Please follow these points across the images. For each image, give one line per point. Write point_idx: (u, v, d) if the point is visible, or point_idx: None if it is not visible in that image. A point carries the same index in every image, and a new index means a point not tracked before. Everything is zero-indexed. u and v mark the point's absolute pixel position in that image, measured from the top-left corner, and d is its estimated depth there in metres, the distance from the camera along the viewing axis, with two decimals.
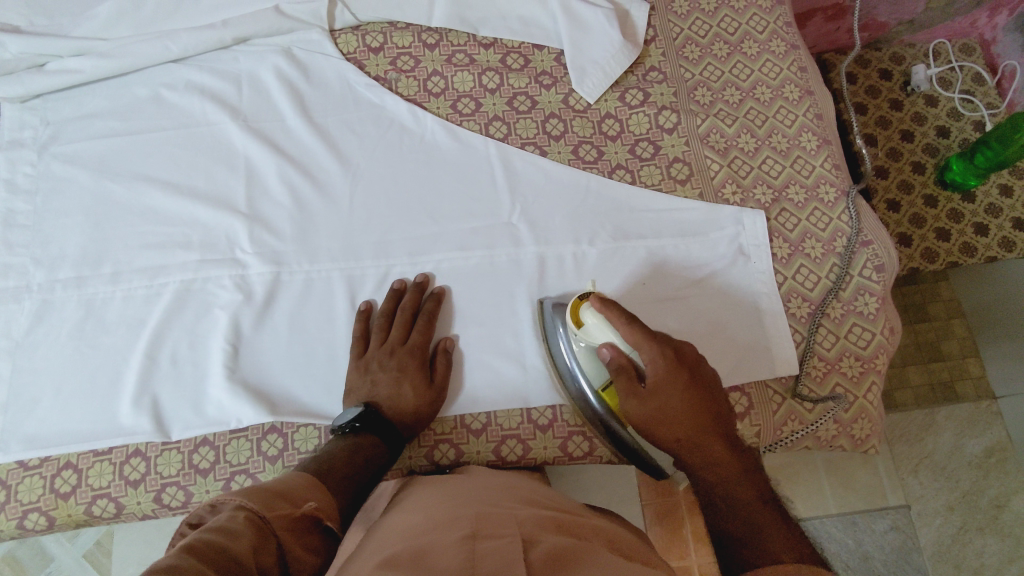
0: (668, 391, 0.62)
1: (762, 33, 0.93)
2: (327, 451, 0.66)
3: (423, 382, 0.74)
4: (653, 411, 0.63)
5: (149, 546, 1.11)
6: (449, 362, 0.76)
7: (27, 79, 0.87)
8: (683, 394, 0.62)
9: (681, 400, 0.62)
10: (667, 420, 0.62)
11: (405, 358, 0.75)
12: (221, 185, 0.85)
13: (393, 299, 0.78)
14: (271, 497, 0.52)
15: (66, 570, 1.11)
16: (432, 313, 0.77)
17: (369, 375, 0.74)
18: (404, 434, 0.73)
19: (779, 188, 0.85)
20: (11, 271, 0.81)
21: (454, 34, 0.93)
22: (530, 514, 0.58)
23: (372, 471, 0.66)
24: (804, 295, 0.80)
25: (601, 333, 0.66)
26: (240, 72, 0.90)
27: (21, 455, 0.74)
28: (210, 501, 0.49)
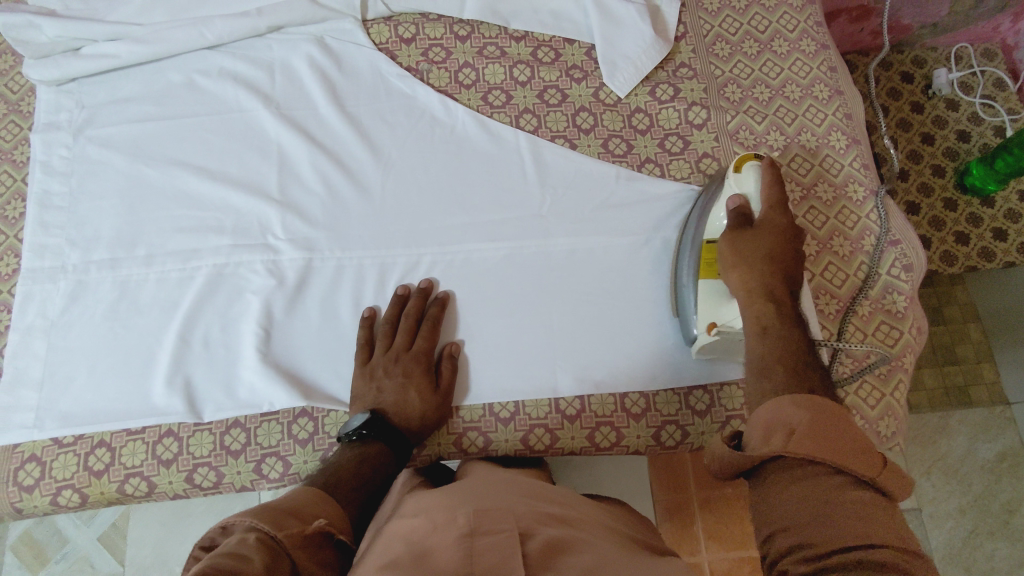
0: (762, 236, 0.72)
1: (793, 32, 0.93)
2: (335, 461, 0.68)
3: (428, 387, 0.75)
4: (742, 247, 0.71)
5: (164, 528, 1.13)
6: (455, 365, 0.77)
7: (63, 63, 0.88)
8: (773, 245, 0.71)
9: (769, 251, 0.71)
10: (747, 260, 0.71)
11: (410, 363, 0.75)
12: (254, 172, 0.85)
13: (397, 305, 0.78)
14: (282, 515, 0.53)
15: (82, 553, 1.12)
16: (436, 319, 0.78)
17: (375, 382, 0.74)
18: (411, 440, 0.74)
19: (808, 187, 0.85)
20: (47, 251, 0.82)
21: (485, 26, 0.93)
22: (533, 508, 0.59)
23: (380, 479, 0.67)
24: (831, 292, 0.81)
25: (748, 181, 0.75)
26: (274, 60, 0.90)
27: (55, 433, 0.75)
28: (221, 522, 0.51)
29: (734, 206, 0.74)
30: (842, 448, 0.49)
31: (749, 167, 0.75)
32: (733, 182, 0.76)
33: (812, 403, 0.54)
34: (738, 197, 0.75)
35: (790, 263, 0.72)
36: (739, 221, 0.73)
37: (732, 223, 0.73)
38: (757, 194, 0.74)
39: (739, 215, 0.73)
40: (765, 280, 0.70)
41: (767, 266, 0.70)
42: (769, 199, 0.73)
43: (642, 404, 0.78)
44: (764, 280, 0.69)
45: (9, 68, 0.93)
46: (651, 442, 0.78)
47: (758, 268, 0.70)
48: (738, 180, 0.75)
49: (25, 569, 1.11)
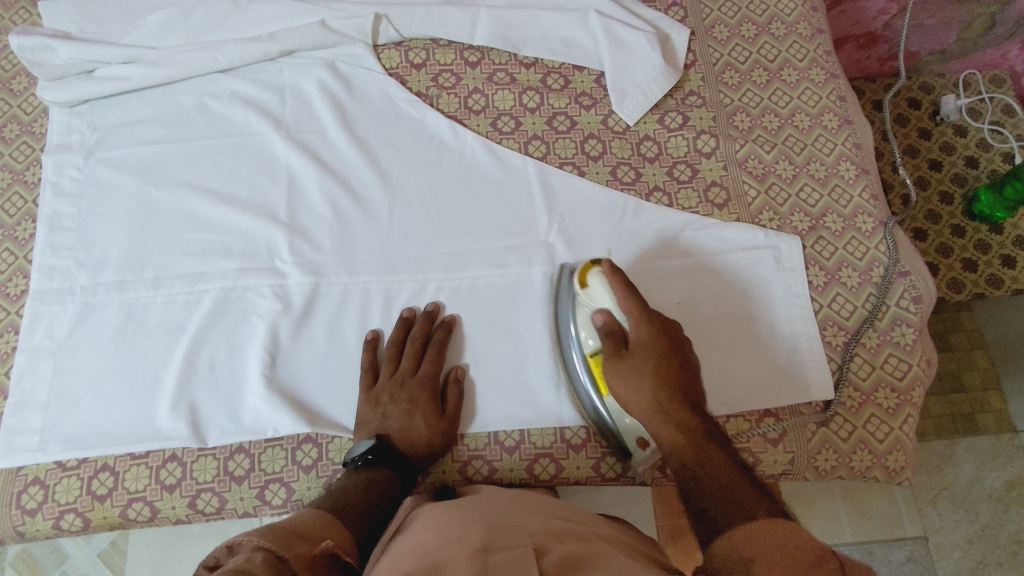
0: (645, 357, 0.65)
1: (802, 61, 0.93)
2: (342, 486, 0.67)
3: (434, 413, 0.74)
4: (627, 377, 0.65)
5: (162, 548, 1.12)
6: (461, 391, 0.77)
7: (76, 85, 0.89)
8: (657, 366, 0.64)
9: (654, 371, 0.64)
10: (635, 394, 0.64)
11: (416, 389, 0.75)
12: (263, 195, 0.86)
13: (402, 328, 0.78)
14: (289, 537, 0.53)
15: (81, 571, 1.11)
16: (442, 342, 0.78)
17: (380, 408, 0.74)
18: (417, 466, 0.74)
19: (817, 217, 0.85)
20: (55, 273, 0.82)
21: (496, 52, 0.94)
22: (544, 527, 0.58)
23: (386, 504, 0.67)
24: (840, 323, 0.80)
25: (601, 294, 0.70)
26: (285, 84, 0.91)
27: (60, 456, 0.75)
28: (227, 542, 0.49)
29: (600, 326, 0.68)
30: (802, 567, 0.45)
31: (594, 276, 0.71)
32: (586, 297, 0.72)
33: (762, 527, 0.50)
34: (598, 313, 0.69)
35: (681, 372, 0.65)
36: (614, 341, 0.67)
37: (608, 347, 0.67)
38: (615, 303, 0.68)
39: (611, 339, 0.67)
40: (662, 409, 0.63)
41: (659, 395, 0.63)
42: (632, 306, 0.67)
43: None
44: (663, 410, 0.63)
45: (23, 89, 0.93)
46: (657, 473, 0.77)
47: (649, 398, 0.63)
48: (589, 293, 0.71)
49: None
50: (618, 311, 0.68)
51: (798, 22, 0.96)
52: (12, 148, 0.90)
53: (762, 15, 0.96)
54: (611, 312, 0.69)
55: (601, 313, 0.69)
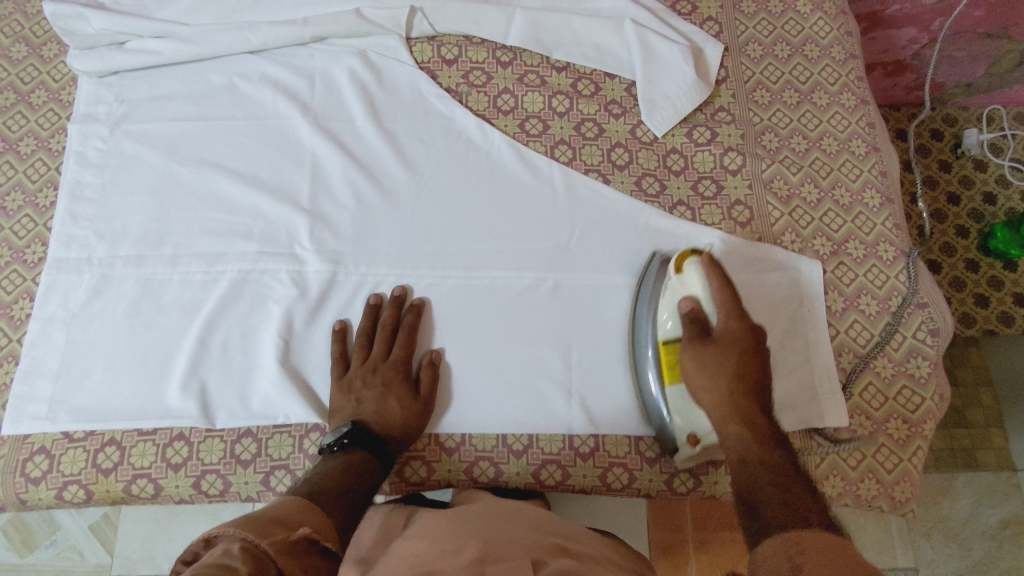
0: (727, 348, 0.66)
1: (834, 85, 0.93)
2: (319, 471, 0.67)
3: (408, 396, 0.75)
4: (705, 363, 0.67)
5: (156, 524, 1.14)
6: (435, 374, 0.77)
7: (107, 56, 0.89)
8: (738, 362, 0.66)
9: (733, 368, 0.66)
10: (709, 377, 0.66)
11: (389, 373, 0.76)
12: (286, 179, 0.86)
13: (370, 315, 0.79)
14: (267, 524, 0.52)
15: (71, 541, 1.14)
16: (412, 327, 0.78)
17: (353, 395, 0.74)
18: (394, 448, 0.74)
19: (839, 242, 0.85)
20: (74, 243, 0.82)
21: (528, 54, 0.94)
22: (538, 540, 0.58)
23: (365, 486, 0.67)
24: (855, 350, 0.80)
25: (693, 281, 0.71)
26: (315, 70, 0.91)
27: (67, 427, 0.74)
28: (205, 535, 0.50)
29: (687, 312, 0.70)
30: None
31: (690, 266, 0.72)
32: (679, 283, 0.72)
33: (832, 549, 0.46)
34: (687, 298, 0.71)
35: (760, 374, 0.66)
36: (696, 328, 0.69)
37: (689, 333, 0.69)
38: (708, 294, 0.70)
39: (694, 325, 0.69)
40: (734, 403, 0.65)
41: (734, 389, 0.65)
42: (724, 301, 0.68)
43: (656, 449, 0.77)
44: (737, 407, 0.65)
45: (53, 56, 0.93)
46: (663, 487, 0.77)
47: (721, 385, 0.66)
48: (681, 279, 0.73)
49: (14, 553, 1.13)
50: (707, 302, 0.70)
51: (832, 45, 0.95)
52: (37, 115, 0.89)
53: (796, 35, 0.96)
54: (699, 301, 0.70)
55: (692, 301, 0.70)
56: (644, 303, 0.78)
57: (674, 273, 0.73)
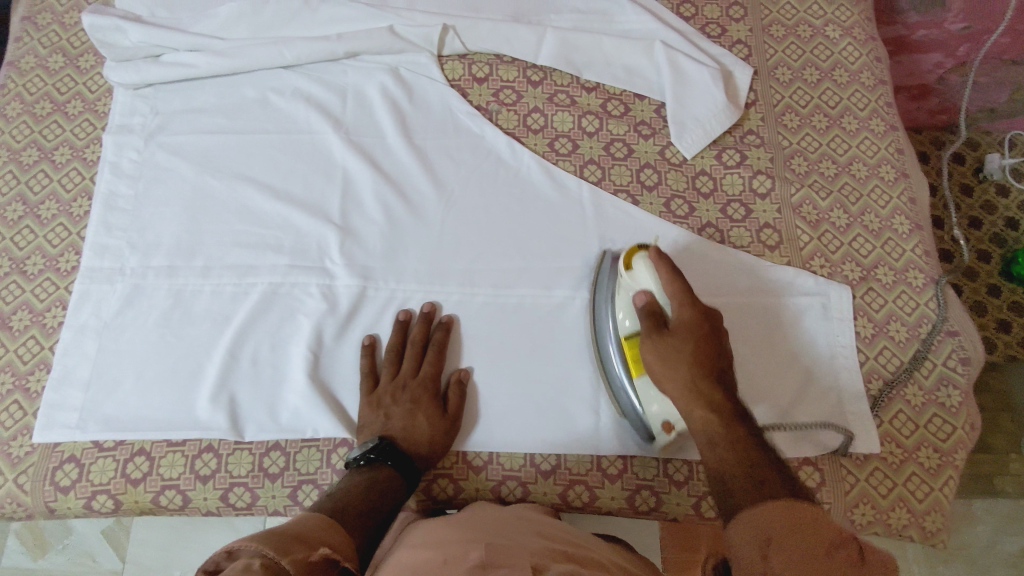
0: (684, 338, 0.64)
1: (863, 110, 0.93)
2: (344, 488, 0.66)
3: (436, 413, 0.75)
4: (664, 354, 0.64)
5: (169, 532, 1.16)
6: (463, 392, 0.77)
7: (143, 69, 0.90)
8: (694, 349, 0.64)
9: (691, 357, 0.64)
10: (669, 367, 0.64)
11: (418, 390, 0.76)
12: (317, 194, 0.86)
13: (399, 332, 0.79)
14: (287, 541, 0.51)
15: (84, 546, 1.16)
16: (441, 344, 0.78)
17: (382, 411, 0.75)
18: (421, 467, 0.73)
19: (868, 268, 0.85)
20: (107, 252, 0.83)
21: (558, 74, 0.94)
22: (541, 547, 0.57)
23: (387, 505, 0.66)
24: (885, 377, 0.80)
25: (644, 276, 0.69)
26: (347, 86, 0.92)
27: (96, 436, 0.74)
28: (225, 547, 0.48)
29: (642, 306, 0.68)
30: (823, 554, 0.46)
31: (640, 261, 0.70)
32: (630, 280, 0.71)
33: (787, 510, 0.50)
34: (640, 293, 0.69)
35: (722, 365, 0.64)
36: (654, 321, 0.66)
37: (646, 328, 0.67)
38: (661, 286, 0.68)
39: (650, 318, 0.67)
40: (695, 391, 0.63)
41: (697, 378, 0.63)
42: (675, 292, 0.66)
43: (684, 472, 0.77)
44: (700, 393, 0.62)
45: (90, 67, 0.94)
46: (691, 511, 0.76)
47: (683, 375, 0.63)
48: (633, 276, 0.71)
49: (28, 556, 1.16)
50: (660, 295, 0.68)
51: (861, 70, 0.96)
52: (73, 124, 0.90)
53: (825, 60, 0.96)
54: (653, 294, 0.68)
55: (646, 295, 0.68)
56: (603, 302, 0.78)
57: (625, 271, 0.72)
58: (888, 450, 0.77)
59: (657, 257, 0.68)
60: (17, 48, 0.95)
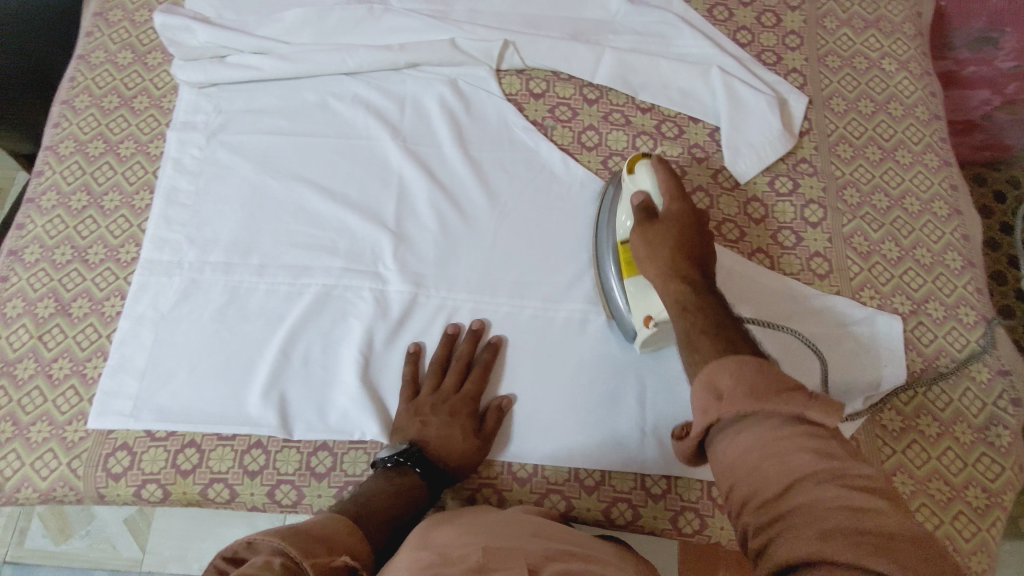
0: (671, 226, 0.67)
1: (917, 145, 0.94)
2: (370, 490, 0.68)
3: (472, 430, 0.75)
4: (651, 239, 0.68)
5: (191, 523, 1.20)
6: (500, 418, 0.77)
7: (209, 69, 0.92)
8: (679, 236, 0.67)
9: (674, 241, 0.66)
10: (653, 250, 0.67)
11: (458, 404, 0.76)
12: (373, 199, 0.88)
13: (446, 345, 0.80)
14: (310, 541, 0.53)
15: (106, 532, 1.21)
16: (487, 364, 0.79)
17: (419, 418, 0.75)
18: (448, 480, 0.73)
19: (918, 302, 0.85)
20: (166, 245, 0.84)
21: (614, 93, 0.95)
22: (543, 547, 0.57)
23: (411, 515, 0.67)
24: (933, 414, 0.80)
25: (643, 179, 0.73)
26: (406, 95, 0.93)
27: (149, 425, 0.75)
28: (248, 538, 0.51)
29: (636, 204, 0.71)
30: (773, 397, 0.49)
31: (641, 166, 0.74)
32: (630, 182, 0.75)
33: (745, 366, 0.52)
34: (638, 193, 0.72)
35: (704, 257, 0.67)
36: (645, 215, 0.70)
37: (637, 220, 0.70)
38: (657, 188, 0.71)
39: (642, 212, 0.70)
40: (673, 271, 0.65)
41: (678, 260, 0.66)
42: (669, 190, 0.70)
43: None
44: (678, 273, 0.65)
45: (157, 65, 0.96)
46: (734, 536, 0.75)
47: (664, 256, 0.66)
48: (633, 179, 0.74)
49: (51, 540, 1.21)
50: (656, 195, 0.71)
51: (916, 105, 0.96)
52: (138, 119, 0.93)
53: (880, 93, 0.97)
54: (649, 195, 0.71)
55: (643, 195, 0.71)
56: (606, 214, 0.82)
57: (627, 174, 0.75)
58: (936, 487, 0.76)
59: (658, 162, 0.72)
60: (89, 42, 0.97)
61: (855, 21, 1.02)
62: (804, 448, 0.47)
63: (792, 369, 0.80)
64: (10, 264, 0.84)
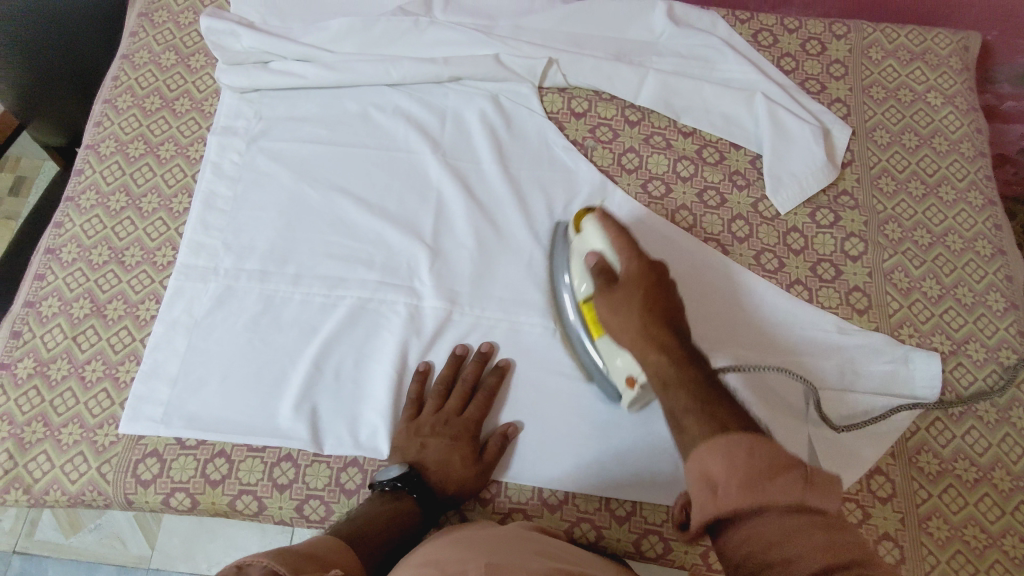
0: (633, 284, 0.66)
1: (961, 181, 0.92)
2: (366, 511, 0.67)
3: (472, 457, 0.74)
4: (616, 302, 0.66)
5: (200, 524, 1.20)
6: (504, 445, 0.76)
7: (253, 74, 0.92)
8: (643, 295, 0.65)
9: (641, 303, 0.64)
10: (622, 316, 0.65)
11: (460, 428, 0.75)
12: (411, 212, 0.87)
13: (453, 365, 0.79)
14: (301, 559, 0.53)
15: (116, 528, 1.21)
16: (492, 389, 0.78)
17: (419, 439, 0.74)
18: (445, 504, 0.73)
19: (958, 342, 0.84)
20: (202, 251, 0.84)
21: (656, 116, 0.95)
22: (543, 566, 0.52)
23: (406, 539, 0.67)
24: (972, 458, 0.78)
25: (594, 237, 0.73)
26: (447, 109, 0.93)
27: (180, 433, 0.75)
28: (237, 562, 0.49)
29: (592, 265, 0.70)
30: (764, 479, 0.49)
31: (589, 224, 0.74)
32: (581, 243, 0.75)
33: (733, 446, 0.51)
34: (591, 254, 0.72)
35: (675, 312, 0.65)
36: (604, 275, 0.69)
37: (598, 283, 0.69)
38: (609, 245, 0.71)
39: (601, 273, 0.69)
40: (648, 337, 0.63)
41: (649, 323, 0.63)
42: (620, 246, 0.70)
43: None
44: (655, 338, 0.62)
45: (199, 67, 0.96)
46: None
47: (636, 322, 0.64)
48: (583, 240, 0.75)
49: (61, 532, 1.21)
50: (608, 252, 0.71)
51: (961, 141, 0.95)
52: (179, 122, 0.93)
53: (925, 127, 0.96)
54: (603, 253, 0.71)
55: (596, 254, 0.71)
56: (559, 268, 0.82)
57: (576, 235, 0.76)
58: (972, 531, 0.75)
59: (602, 218, 0.73)
60: (133, 42, 0.98)
61: (901, 52, 1.00)
62: (814, 548, 0.45)
63: (778, 411, 0.79)
64: (47, 263, 0.84)
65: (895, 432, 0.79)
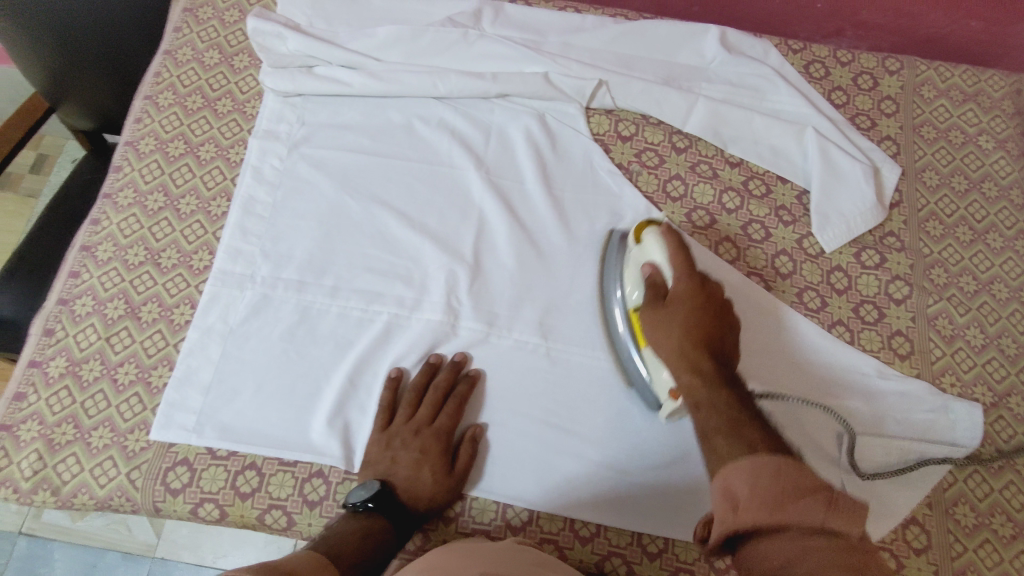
0: (682, 304, 0.68)
1: (1010, 229, 0.91)
2: (339, 530, 0.66)
3: (442, 469, 0.73)
4: (659, 318, 0.69)
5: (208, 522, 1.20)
6: (474, 450, 0.75)
7: (298, 78, 0.90)
8: (688, 319, 0.67)
9: (683, 322, 0.67)
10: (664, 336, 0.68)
11: (430, 439, 0.74)
12: (451, 228, 0.86)
13: (427, 373, 0.77)
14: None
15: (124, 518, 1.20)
16: (464, 397, 0.76)
17: (390, 452, 0.73)
18: (418, 519, 0.72)
19: (1000, 394, 0.82)
20: (240, 257, 0.83)
21: (703, 144, 0.93)
22: None
23: (383, 556, 0.66)
24: (1009, 513, 0.77)
25: (652, 249, 0.74)
26: (492, 124, 0.92)
27: (213, 443, 0.74)
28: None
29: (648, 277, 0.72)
30: None
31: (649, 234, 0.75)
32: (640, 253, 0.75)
33: None
34: (648, 265, 0.73)
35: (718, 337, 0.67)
36: (655, 292, 0.71)
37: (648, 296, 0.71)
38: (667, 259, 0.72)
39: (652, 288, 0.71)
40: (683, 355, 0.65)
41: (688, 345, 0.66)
42: (679, 263, 0.70)
43: None
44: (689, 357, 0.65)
45: (244, 68, 0.95)
46: None
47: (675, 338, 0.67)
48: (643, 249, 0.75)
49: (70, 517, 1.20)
50: (666, 267, 0.72)
51: (1011, 187, 0.93)
52: (220, 123, 0.92)
53: (975, 170, 0.94)
54: (659, 266, 0.72)
55: (653, 267, 0.72)
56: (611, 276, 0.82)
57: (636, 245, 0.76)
58: None
59: (665, 231, 0.73)
60: (176, 38, 0.96)
61: (954, 92, 0.99)
62: None
63: (812, 458, 0.78)
64: (81, 261, 0.83)
65: (933, 476, 0.78)
